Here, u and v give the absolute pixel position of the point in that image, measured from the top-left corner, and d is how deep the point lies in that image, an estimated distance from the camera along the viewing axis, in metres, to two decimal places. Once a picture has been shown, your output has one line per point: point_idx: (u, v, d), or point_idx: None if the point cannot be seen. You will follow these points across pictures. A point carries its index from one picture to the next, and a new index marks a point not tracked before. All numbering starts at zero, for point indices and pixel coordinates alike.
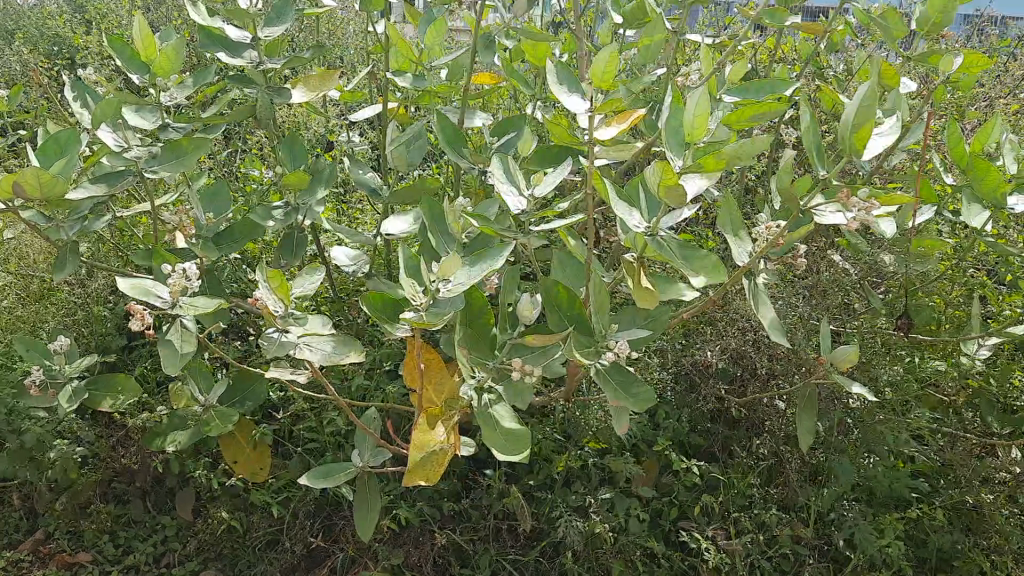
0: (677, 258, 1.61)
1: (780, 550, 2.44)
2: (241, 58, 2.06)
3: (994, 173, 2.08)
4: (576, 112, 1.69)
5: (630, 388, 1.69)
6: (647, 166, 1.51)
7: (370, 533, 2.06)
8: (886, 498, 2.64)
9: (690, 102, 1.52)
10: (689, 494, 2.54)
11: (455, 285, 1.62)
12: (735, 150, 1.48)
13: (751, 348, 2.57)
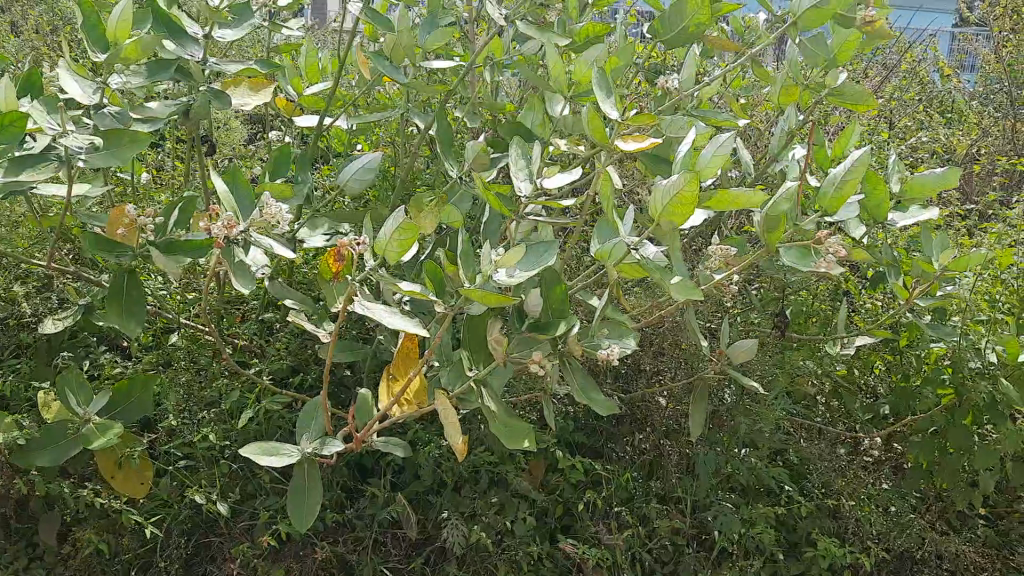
0: (654, 272, 1.58)
1: (660, 542, 2.53)
2: (185, 52, 1.89)
3: (879, 184, 2.17)
4: (607, 116, 1.75)
5: (587, 394, 1.85)
6: (666, 179, 1.53)
7: (302, 530, 1.92)
8: (758, 487, 2.77)
9: (714, 141, 1.61)
10: (573, 491, 2.58)
11: (512, 275, 1.59)
12: (739, 194, 1.61)
13: (636, 346, 2.65)
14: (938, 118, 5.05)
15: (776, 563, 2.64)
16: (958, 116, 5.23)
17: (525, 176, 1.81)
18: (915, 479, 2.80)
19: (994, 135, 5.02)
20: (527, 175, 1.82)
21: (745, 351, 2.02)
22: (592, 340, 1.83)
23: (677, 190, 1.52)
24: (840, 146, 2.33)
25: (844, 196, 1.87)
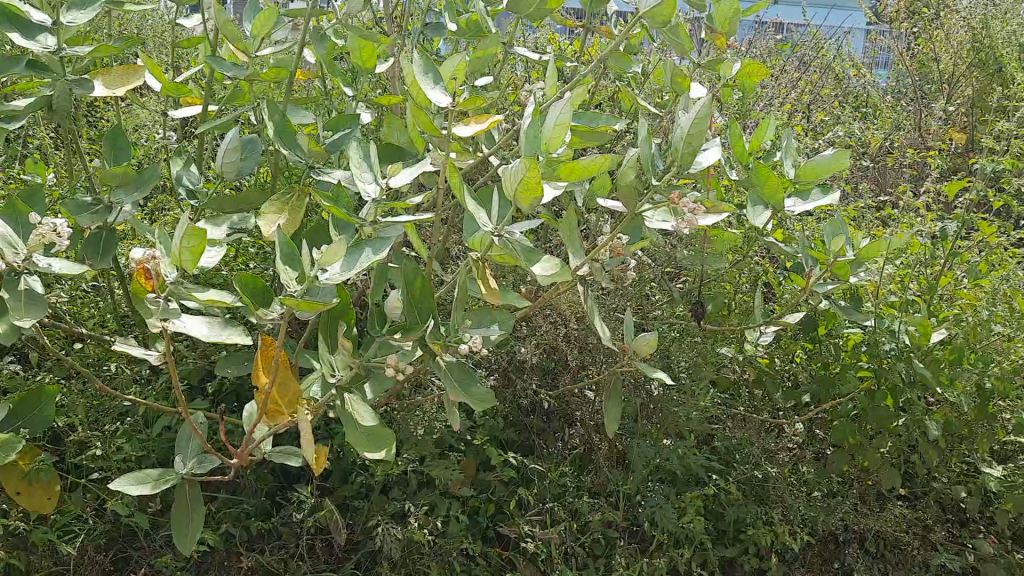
0: (520, 257, 1.59)
1: (592, 536, 2.54)
2: (34, 43, 1.81)
3: (773, 178, 2.24)
4: (437, 103, 1.72)
5: (466, 387, 1.71)
6: (509, 164, 1.52)
7: (190, 551, 1.90)
8: (687, 477, 2.80)
9: (552, 112, 1.58)
10: (504, 489, 2.57)
11: (332, 274, 1.59)
12: (587, 161, 1.63)
13: (563, 341, 2.64)
14: (852, 112, 5.19)
15: (705, 551, 2.68)
16: (873, 110, 5.39)
17: (370, 176, 1.81)
18: (839, 462, 2.87)
19: (905, 129, 5.18)
20: (373, 172, 1.81)
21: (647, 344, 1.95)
22: (460, 330, 1.73)
23: (521, 175, 1.51)
24: (756, 139, 2.37)
25: (696, 149, 1.80)
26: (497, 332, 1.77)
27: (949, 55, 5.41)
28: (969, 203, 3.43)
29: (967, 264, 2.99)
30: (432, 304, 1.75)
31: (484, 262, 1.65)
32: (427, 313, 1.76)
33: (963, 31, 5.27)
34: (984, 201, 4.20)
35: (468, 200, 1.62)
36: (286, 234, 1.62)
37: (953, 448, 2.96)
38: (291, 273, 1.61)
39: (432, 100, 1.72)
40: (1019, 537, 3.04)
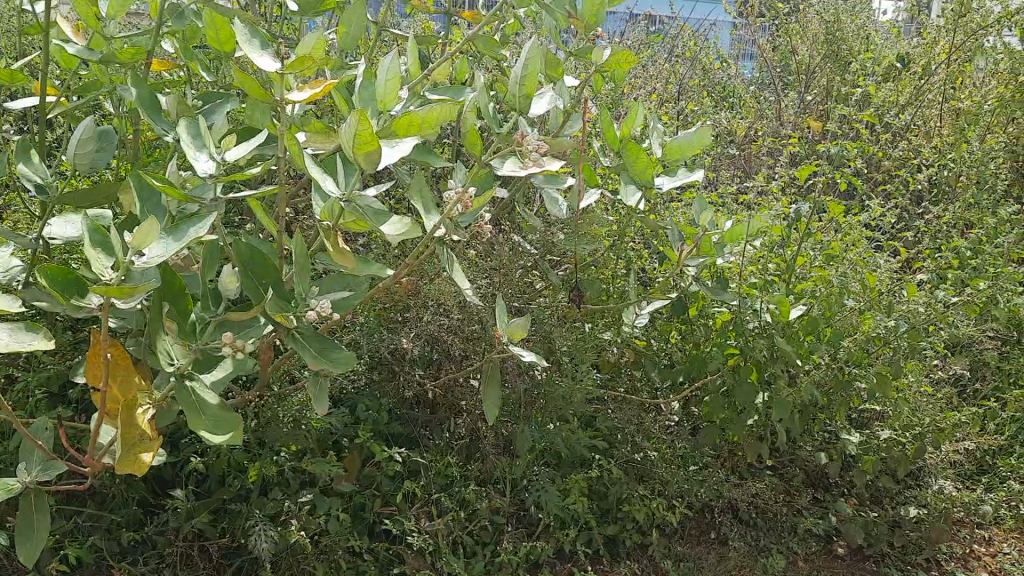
0: (370, 218, 1.56)
1: (479, 523, 2.56)
2: None
3: (642, 155, 2.31)
4: (263, 69, 1.61)
5: (329, 354, 1.66)
6: (343, 123, 1.48)
7: (33, 561, 1.79)
8: (572, 459, 2.86)
9: (381, 67, 1.61)
10: (390, 483, 2.55)
11: (150, 257, 1.50)
12: (424, 112, 1.55)
13: (445, 332, 2.59)
14: (719, 102, 5.42)
15: (590, 530, 2.75)
16: (738, 100, 5.64)
17: (204, 154, 1.69)
18: (712, 437, 2.99)
19: (768, 117, 5.42)
20: (207, 151, 1.70)
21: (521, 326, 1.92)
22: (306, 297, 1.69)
23: (353, 130, 1.46)
24: (626, 126, 2.42)
25: (533, 89, 1.94)
26: (348, 293, 1.83)
27: (806, 47, 5.74)
28: (824, 187, 3.65)
29: (822, 244, 3.18)
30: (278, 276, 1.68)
31: (337, 229, 1.63)
32: (263, 287, 1.68)
33: (818, 23, 5.59)
34: (839, 185, 4.49)
35: (312, 167, 1.59)
36: (94, 220, 1.53)
37: (814, 418, 3.16)
38: (105, 262, 1.51)
39: (259, 68, 1.61)
40: (875, 498, 3.27)
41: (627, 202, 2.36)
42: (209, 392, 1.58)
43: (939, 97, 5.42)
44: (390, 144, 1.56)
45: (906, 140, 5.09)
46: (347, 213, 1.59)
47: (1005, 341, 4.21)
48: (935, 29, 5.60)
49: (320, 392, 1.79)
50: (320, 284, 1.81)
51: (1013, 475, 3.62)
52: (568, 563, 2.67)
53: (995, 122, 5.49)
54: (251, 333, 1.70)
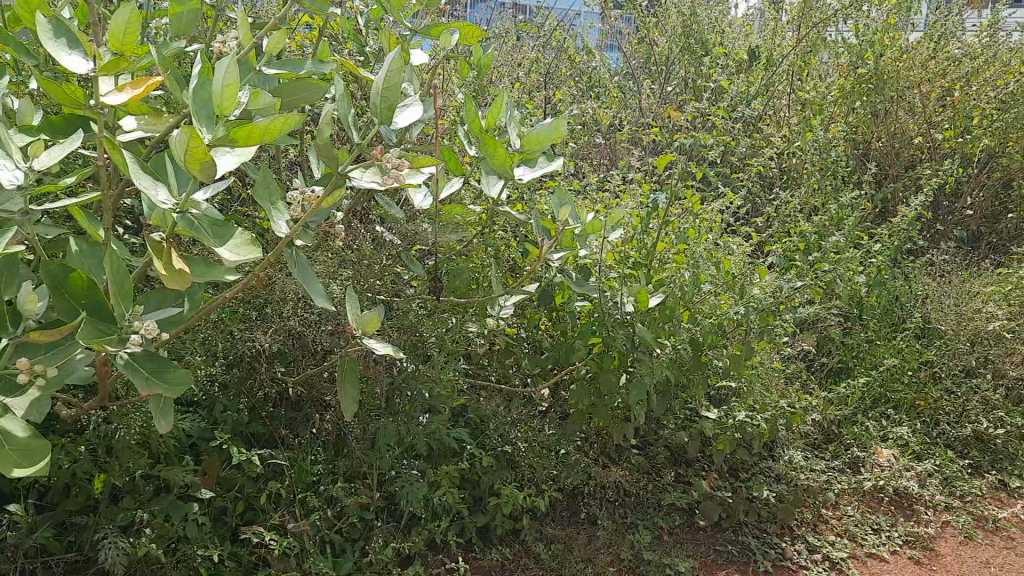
0: (207, 234, 1.51)
1: (347, 520, 2.52)
2: None
3: (499, 148, 2.30)
4: (76, 71, 1.53)
5: (163, 375, 1.56)
6: (173, 133, 1.40)
7: None
8: (442, 450, 2.85)
9: (217, 70, 1.46)
10: (253, 485, 2.47)
11: None
12: (266, 123, 1.47)
13: (305, 327, 2.52)
14: (585, 91, 5.54)
15: (462, 520, 2.75)
16: (604, 90, 5.76)
17: (9, 162, 1.57)
18: (579, 421, 3.05)
19: (631, 107, 5.56)
20: (13, 159, 1.57)
21: (371, 319, 1.96)
22: (131, 319, 1.58)
23: (184, 145, 1.39)
24: (491, 116, 2.42)
25: (394, 102, 1.87)
26: (178, 308, 1.72)
27: (665, 39, 5.94)
28: (681, 176, 3.80)
29: (678, 231, 3.31)
30: (96, 296, 1.55)
31: (170, 240, 1.55)
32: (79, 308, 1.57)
33: (676, 15, 5.80)
34: (695, 173, 4.66)
35: (140, 175, 1.52)
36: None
37: (676, 399, 3.28)
38: None
39: (69, 68, 1.53)
40: (733, 471, 3.43)
41: (489, 194, 2.43)
42: (15, 423, 1.44)
43: (787, 89, 5.72)
44: (226, 156, 1.50)
45: (757, 130, 5.34)
46: (181, 227, 1.52)
47: (846, 318, 4.52)
48: (782, 25, 5.89)
49: (164, 408, 1.68)
50: (145, 301, 1.68)
51: (855, 443, 3.89)
52: (440, 555, 2.66)
53: (836, 112, 5.84)
54: (55, 358, 1.58)
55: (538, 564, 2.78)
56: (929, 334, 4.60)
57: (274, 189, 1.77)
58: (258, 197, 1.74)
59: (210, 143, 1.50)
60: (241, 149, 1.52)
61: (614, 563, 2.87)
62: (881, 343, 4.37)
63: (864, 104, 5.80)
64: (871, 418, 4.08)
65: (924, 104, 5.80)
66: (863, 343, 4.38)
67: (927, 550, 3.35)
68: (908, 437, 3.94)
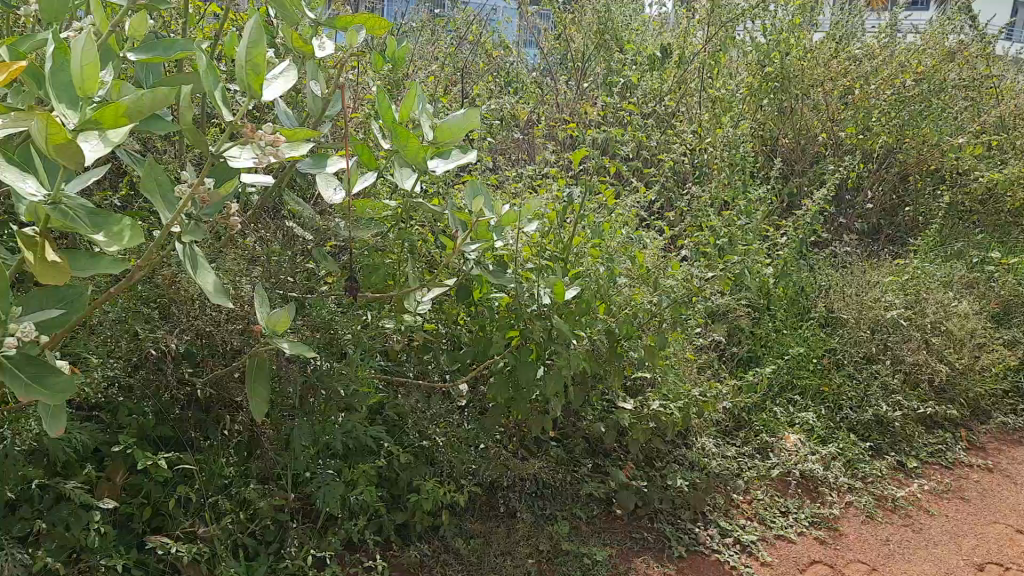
0: (82, 224, 1.47)
1: (260, 522, 2.47)
2: None
3: (412, 140, 2.31)
4: None
5: (44, 381, 1.50)
6: (32, 120, 1.38)
7: None
8: (358, 448, 2.82)
9: (73, 50, 1.42)
10: (160, 490, 2.40)
11: None
12: (131, 101, 1.43)
13: (214, 327, 2.45)
14: (502, 87, 5.57)
15: (380, 518, 2.73)
16: (521, 85, 5.78)
17: None
18: (497, 415, 3.06)
19: (547, 102, 5.60)
20: None
21: (278, 317, 1.94)
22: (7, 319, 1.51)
23: (44, 132, 1.38)
24: (405, 108, 2.34)
25: (262, 71, 1.67)
26: (60, 309, 1.66)
27: (580, 35, 6.01)
28: (596, 171, 3.85)
29: (594, 225, 3.35)
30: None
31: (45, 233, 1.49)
32: None
33: (591, 12, 5.87)
34: (610, 169, 4.73)
35: (6, 168, 1.47)
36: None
37: (592, 391, 3.32)
38: None
39: None
40: (648, 460, 3.50)
41: (403, 186, 2.41)
42: None
43: (698, 86, 5.85)
44: (92, 143, 1.45)
45: (670, 126, 5.44)
46: (55, 219, 1.47)
47: (755, 309, 4.67)
48: (692, 23, 6.02)
49: (54, 412, 1.66)
50: (23, 301, 1.62)
51: (764, 429, 4.03)
52: (357, 554, 2.63)
53: (745, 110, 6.01)
54: None
55: (457, 559, 2.77)
56: (832, 323, 4.79)
57: (169, 185, 1.76)
58: (148, 190, 1.72)
59: (72, 128, 1.45)
60: (112, 134, 1.47)
61: (533, 555, 2.89)
62: (788, 333, 4.54)
63: (771, 102, 5.98)
64: (778, 404, 4.23)
65: (827, 102, 6.02)
66: (772, 333, 4.53)
67: (831, 531, 3.49)
68: (813, 422, 4.10)
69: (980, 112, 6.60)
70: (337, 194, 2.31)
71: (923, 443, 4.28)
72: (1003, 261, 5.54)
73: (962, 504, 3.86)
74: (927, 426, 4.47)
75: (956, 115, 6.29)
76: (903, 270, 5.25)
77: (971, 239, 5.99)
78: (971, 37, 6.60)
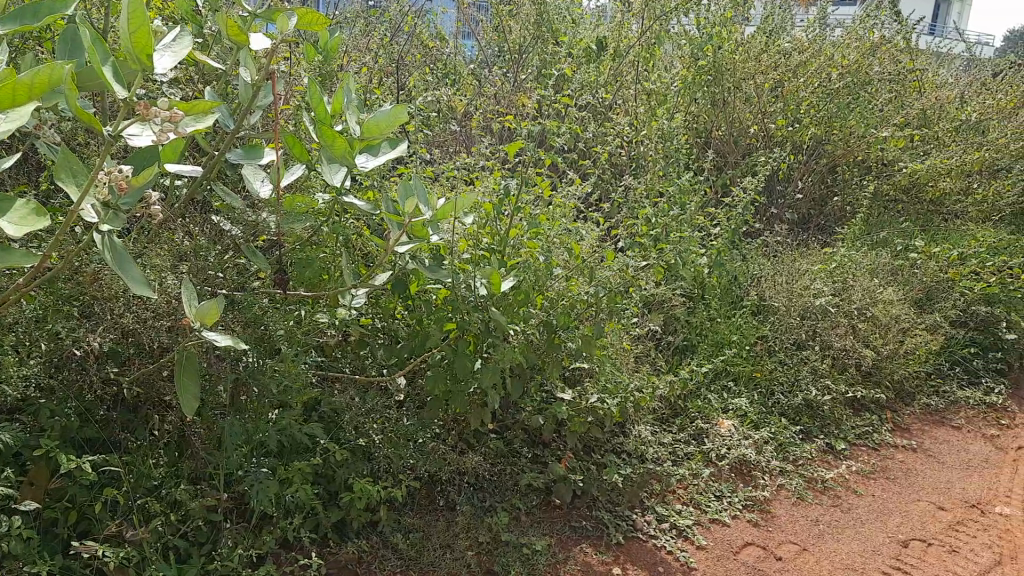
0: None
1: (192, 524, 2.42)
2: None
3: (340, 139, 2.31)
4: None
5: None
6: None
7: None
8: (293, 446, 2.78)
9: None
10: (86, 494, 2.33)
11: None
12: (30, 77, 1.42)
13: (140, 325, 2.39)
14: (439, 78, 5.54)
15: (316, 515, 2.70)
16: (458, 77, 5.76)
17: None
18: (434, 409, 3.05)
19: (484, 94, 5.59)
20: None
21: (207, 310, 1.92)
22: None
23: None
24: (336, 102, 2.36)
25: (151, 43, 1.73)
26: None
27: (517, 27, 6.01)
28: (531, 163, 3.86)
29: (530, 217, 3.35)
30: None
31: None
32: None
33: (527, 4, 5.87)
34: (546, 161, 4.75)
35: None
36: None
37: (530, 382, 3.34)
38: None
39: None
40: (586, 449, 3.54)
41: (332, 182, 2.38)
42: None
43: (633, 78, 5.91)
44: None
45: (605, 118, 5.49)
46: None
47: (690, 298, 4.76)
48: (626, 16, 6.07)
49: None
50: None
51: (699, 415, 4.11)
52: (293, 552, 2.60)
53: (679, 102, 6.09)
54: None
55: (396, 554, 2.77)
56: (764, 311, 4.91)
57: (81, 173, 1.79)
58: (61, 177, 1.74)
59: None
60: (15, 113, 1.44)
61: (472, 547, 2.89)
62: (722, 321, 4.64)
63: (704, 94, 6.08)
64: (713, 391, 4.32)
65: (758, 95, 6.15)
66: (706, 321, 4.62)
67: (763, 513, 3.58)
68: (746, 407, 4.20)
69: (903, 105, 6.81)
70: (264, 188, 2.34)
71: (850, 426, 4.42)
72: (924, 248, 5.75)
73: (887, 483, 4.00)
74: (855, 409, 4.62)
75: (880, 107, 6.48)
76: (831, 258, 5.40)
77: (895, 227, 6.19)
78: (895, 31, 6.80)
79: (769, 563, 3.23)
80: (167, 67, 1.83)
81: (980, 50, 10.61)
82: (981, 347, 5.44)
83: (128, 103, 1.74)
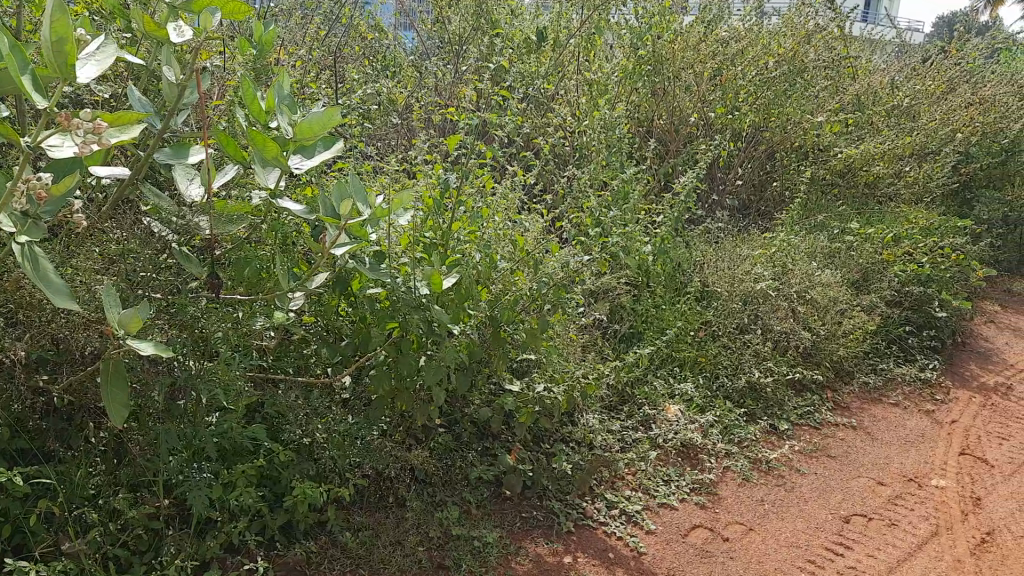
0: None
1: (132, 532, 2.36)
2: None
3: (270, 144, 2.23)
4: None
5: None
6: None
7: None
8: (236, 449, 2.73)
9: None
10: (19, 506, 2.27)
11: None
12: None
13: (70, 332, 2.32)
14: (379, 71, 5.47)
15: (262, 518, 2.66)
16: (399, 70, 5.70)
17: None
18: (379, 406, 3.03)
19: (424, 87, 5.54)
20: None
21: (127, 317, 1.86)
22: None
23: None
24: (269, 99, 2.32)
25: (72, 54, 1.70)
26: None
27: (456, 18, 5.95)
28: (472, 155, 3.84)
29: (470, 211, 3.34)
30: None
31: None
32: None
33: None
34: (487, 153, 4.73)
35: None
36: None
37: (476, 376, 3.33)
38: None
39: None
40: (535, 440, 3.55)
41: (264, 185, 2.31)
42: None
43: (573, 68, 5.90)
44: None
45: (546, 108, 5.48)
46: None
47: (635, 286, 4.80)
48: (565, 7, 6.06)
49: None
50: None
51: (646, 402, 4.15)
52: (238, 556, 2.56)
53: (620, 91, 6.11)
54: None
55: (345, 553, 2.74)
56: (707, 297, 4.98)
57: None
58: None
59: None
60: None
61: (423, 542, 2.88)
62: (666, 308, 4.69)
63: (645, 83, 6.11)
64: (660, 377, 4.36)
65: (697, 83, 6.20)
66: (652, 309, 4.66)
67: (710, 495, 3.63)
68: (692, 392, 4.26)
69: (838, 90, 6.94)
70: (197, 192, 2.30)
71: (793, 406, 4.51)
72: (860, 230, 5.89)
73: (829, 461, 4.10)
74: (797, 390, 4.72)
75: (816, 94, 6.60)
76: (771, 243, 5.49)
77: (833, 211, 6.32)
78: (829, 19, 6.91)
79: (716, 545, 3.28)
80: (91, 76, 1.80)
81: (912, 35, 10.90)
82: (916, 325, 5.60)
83: (49, 112, 1.70)
